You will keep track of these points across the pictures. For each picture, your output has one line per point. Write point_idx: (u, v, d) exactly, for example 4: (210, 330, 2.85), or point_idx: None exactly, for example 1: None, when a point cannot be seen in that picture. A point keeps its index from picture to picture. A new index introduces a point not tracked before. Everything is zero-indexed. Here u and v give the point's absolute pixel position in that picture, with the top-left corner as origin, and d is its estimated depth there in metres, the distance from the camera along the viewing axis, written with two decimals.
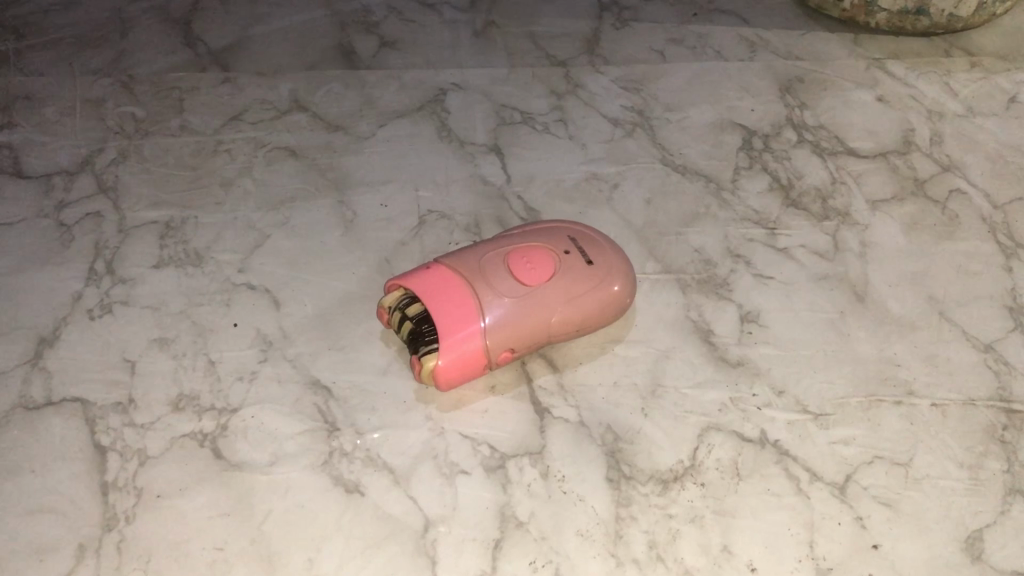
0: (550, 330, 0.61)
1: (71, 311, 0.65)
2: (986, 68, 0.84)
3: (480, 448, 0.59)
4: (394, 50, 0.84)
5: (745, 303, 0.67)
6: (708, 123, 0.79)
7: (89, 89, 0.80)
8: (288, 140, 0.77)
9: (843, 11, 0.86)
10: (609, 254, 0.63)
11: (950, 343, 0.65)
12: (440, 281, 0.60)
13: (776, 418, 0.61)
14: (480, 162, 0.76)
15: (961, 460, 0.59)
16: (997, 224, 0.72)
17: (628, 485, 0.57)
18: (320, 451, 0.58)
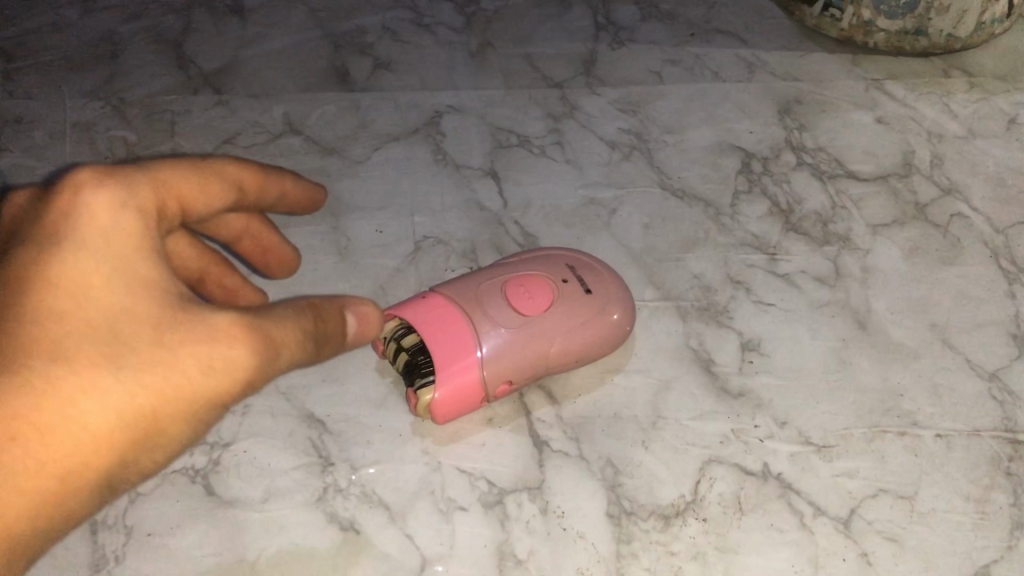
0: (548, 361, 0.60)
1: None
2: (985, 89, 0.83)
3: (478, 483, 0.58)
4: (389, 72, 0.84)
5: (746, 331, 0.66)
6: (707, 145, 0.78)
7: (79, 113, 0.79)
8: (281, 165, 0.76)
9: (841, 31, 0.85)
10: (609, 283, 0.62)
11: (953, 371, 0.64)
12: (437, 311, 0.59)
13: (779, 450, 0.60)
14: (476, 186, 0.75)
15: (967, 493, 0.58)
16: (1000, 249, 0.72)
17: (629, 521, 0.56)
18: (316, 488, 0.57)
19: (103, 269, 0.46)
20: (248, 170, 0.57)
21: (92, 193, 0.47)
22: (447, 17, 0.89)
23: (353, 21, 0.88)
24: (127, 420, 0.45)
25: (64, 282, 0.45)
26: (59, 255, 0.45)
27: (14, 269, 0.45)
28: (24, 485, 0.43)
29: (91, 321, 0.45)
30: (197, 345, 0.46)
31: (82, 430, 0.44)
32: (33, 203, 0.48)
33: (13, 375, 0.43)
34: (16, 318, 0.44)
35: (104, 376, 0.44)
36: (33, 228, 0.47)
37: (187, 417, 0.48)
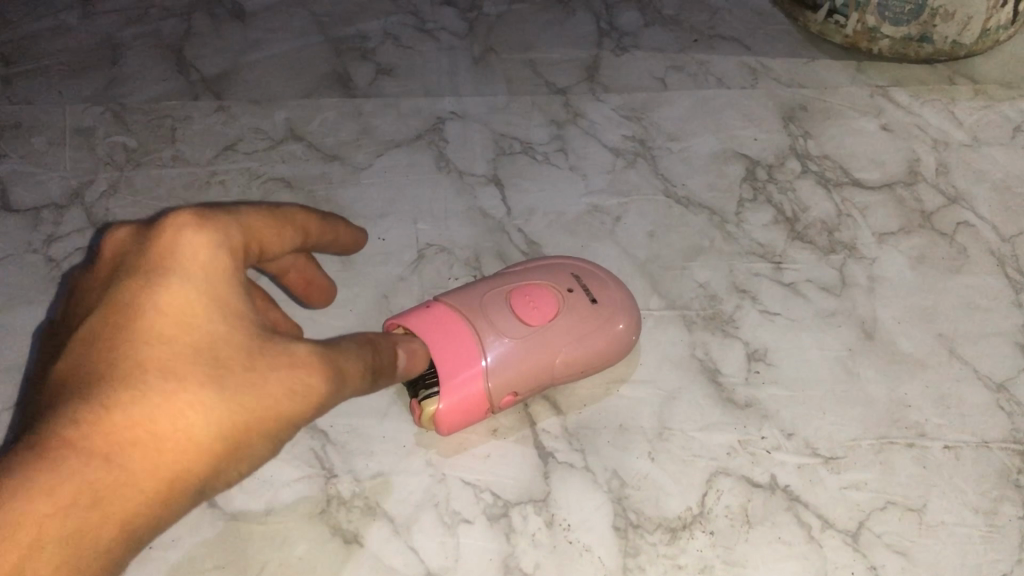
0: (554, 371, 0.59)
1: None
2: (990, 96, 0.83)
3: (483, 495, 0.57)
4: (390, 77, 0.83)
5: (752, 341, 0.65)
6: (711, 152, 0.78)
7: (78, 118, 0.78)
8: (282, 171, 0.75)
9: (846, 37, 0.85)
10: (614, 291, 0.62)
11: (960, 382, 0.63)
12: (442, 320, 0.58)
13: (785, 461, 0.59)
14: (479, 194, 0.74)
15: (976, 505, 0.58)
16: (1007, 258, 0.71)
17: (635, 534, 0.56)
18: (318, 500, 0.57)
19: (203, 299, 0.44)
20: (313, 215, 0.53)
21: (182, 227, 0.44)
22: (449, 22, 0.88)
23: (354, 26, 0.87)
24: (222, 441, 0.43)
25: (160, 311, 0.43)
26: (153, 286, 0.43)
27: (117, 299, 0.43)
28: (126, 503, 0.41)
29: (190, 344, 0.43)
30: (287, 370, 0.44)
31: (181, 450, 0.42)
32: (129, 238, 0.46)
33: (118, 393, 0.41)
34: (119, 342, 0.42)
35: (204, 396, 0.42)
36: (132, 262, 0.45)
37: (275, 440, 0.45)
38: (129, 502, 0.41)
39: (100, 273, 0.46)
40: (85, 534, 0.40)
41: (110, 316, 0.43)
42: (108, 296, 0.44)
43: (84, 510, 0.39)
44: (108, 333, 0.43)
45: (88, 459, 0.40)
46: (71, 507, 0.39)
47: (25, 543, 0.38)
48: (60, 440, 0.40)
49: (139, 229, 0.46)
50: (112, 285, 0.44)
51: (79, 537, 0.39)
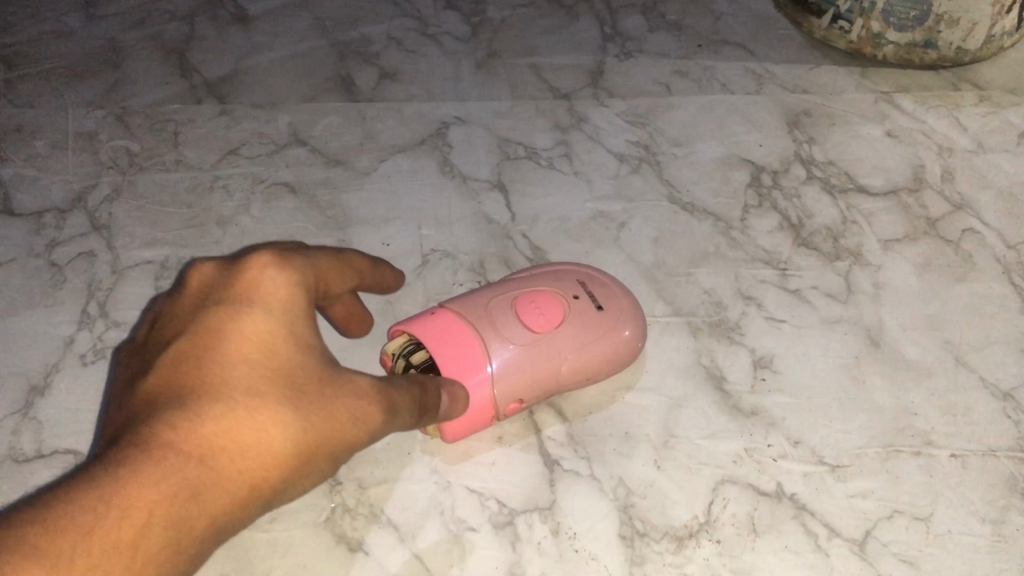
0: (559, 378, 0.59)
1: (63, 356, 0.64)
2: (995, 103, 0.83)
3: (488, 503, 0.57)
4: (394, 82, 0.83)
5: (757, 348, 0.65)
6: (716, 158, 0.78)
7: (81, 122, 0.78)
8: (286, 176, 0.75)
9: (850, 43, 0.85)
10: (619, 298, 0.61)
11: (966, 390, 0.63)
12: (448, 327, 0.58)
13: (792, 469, 0.59)
14: (483, 199, 0.74)
15: (983, 514, 0.58)
16: (1012, 265, 0.71)
17: (641, 543, 0.56)
18: (323, 507, 0.56)
19: (286, 326, 0.45)
20: (368, 257, 0.56)
21: (267, 262, 0.46)
22: (453, 26, 0.88)
23: (357, 30, 0.87)
24: (296, 459, 0.44)
25: (241, 339, 0.44)
26: (237, 315, 0.45)
27: (203, 321, 0.45)
28: (208, 509, 0.41)
29: (273, 367, 0.44)
30: (352, 400, 0.45)
31: (260, 462, 0.43)
32: (210, 269, 0.47)
33: (208, 404, 0.42)
34: (205, 363, 0.43)
35: (282, 417, 0.43)
36: (216, 289, 0.46)
37: (336, 464, 0.46)
38: (211, 508, 0.41)
39: (178, 299, 0.47)
40: (170, 535, 0.40)
41: (196, 337, 0.44)
42: (192, 320, 0.45)
43: (175, 511, 0.40)
44: (195, 352, 0.44)
45: (182, 463, 0.41)
46: (163, 507, 0.40)
47: (118, 538, 0.38)
48: (154, 443, 0.41)
49: (222, 261, 0.47)
50: (195, 310, 0.46)
51: (165, 539, 0.40)
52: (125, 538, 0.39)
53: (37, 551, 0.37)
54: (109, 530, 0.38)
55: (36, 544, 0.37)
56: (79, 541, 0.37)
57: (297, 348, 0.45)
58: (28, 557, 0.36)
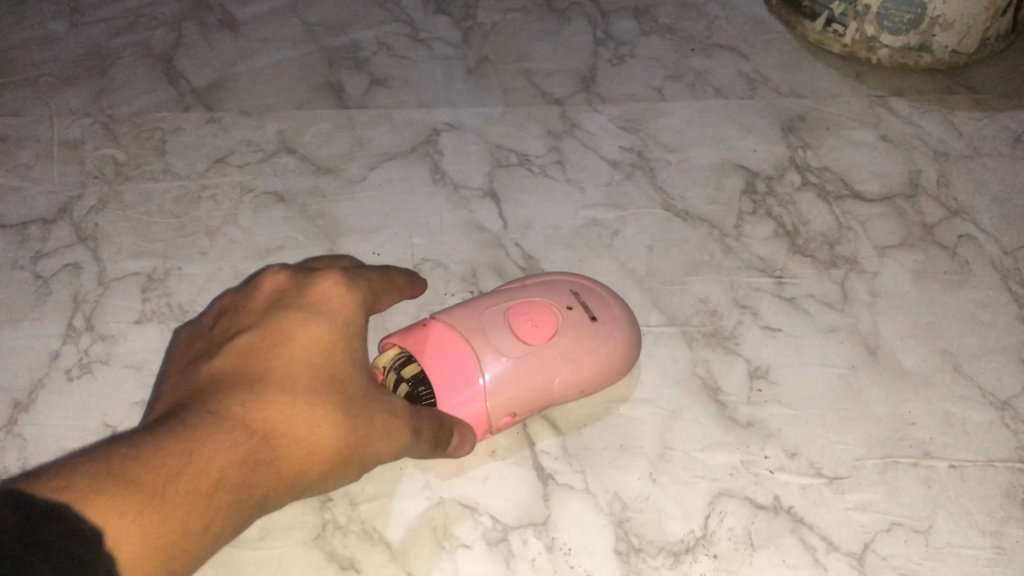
0: (553, 391, 0.58)
1: (48, 371, 0.63)
2: (990, 106, 0.82)
3: (481, 518, 0.56)
4: (385, 88, 0.82)
5: (753, 358, 0.64)
6: (710, 164, 0.77)
7: (67, 131, 0.77)
8: (275, 185, 0.74)
9: (844, 46, 0.84)
10: (613, 310, 0.60)
11: (964, 400, 0.63)
12: (439, 340, 0.57)
13: (789, 481, 0.58)
14: (475, 207, 0.73)
15: (982, 527, 0.57)
16: (1009, 272, 0.70)
17: (637, 558, 0.55)
18: (314, 524, 0.56)
19: (342, 337, 0.52)
20: (404, 274, 0.63)
21: (335, 282, 0.54)
22: (444, 31, 0.87)
23: (347, 35, 0.86)
24: (335, 456, 0.50)
25: (306, 341, 0.51)
26: (305, 321, 0.51)
27: (270, 323, 0.51)
28: (263, 481, 0.47)
29: (329, 371, 0.50)
30: (389, 411, 0.51)
31: (309, 451, 0.49)
32: (280, 281, 0.54)
33: (273, 393, 0.49)
34: (272, 358, 0.50)
35: (330, 415, 0.49)
36: (284, 297, 0.53)
37: (363, 467, 0.52)
38: (263, 481, 0.48)
39: (249, 302, 0.54)
40: (233, 493, 0.46)
41: (263, 334, 0.51)
42: (259, 321, 0.52)
43: (241, 474, 0.46)
44: (264, 347, 0.50)
45: (247, 438, 0.47)
46: (232, 469, 0.46)
47: (197, 486, 0.44)
48: (228, 417, 0.47)
49: (296, 274, 0.54)
50: (263, 313, 0.52)
51: (230, 496, 0.46)
52: (202, 487, 0.44)
53: (134, 479, 0.42)
54: (190, 477, 0.44)
55: (134, 474, 0.42)
56: (169, 480, 0.43)
57: (351, 357, 0.51)
58: (126, 482, 0.42)
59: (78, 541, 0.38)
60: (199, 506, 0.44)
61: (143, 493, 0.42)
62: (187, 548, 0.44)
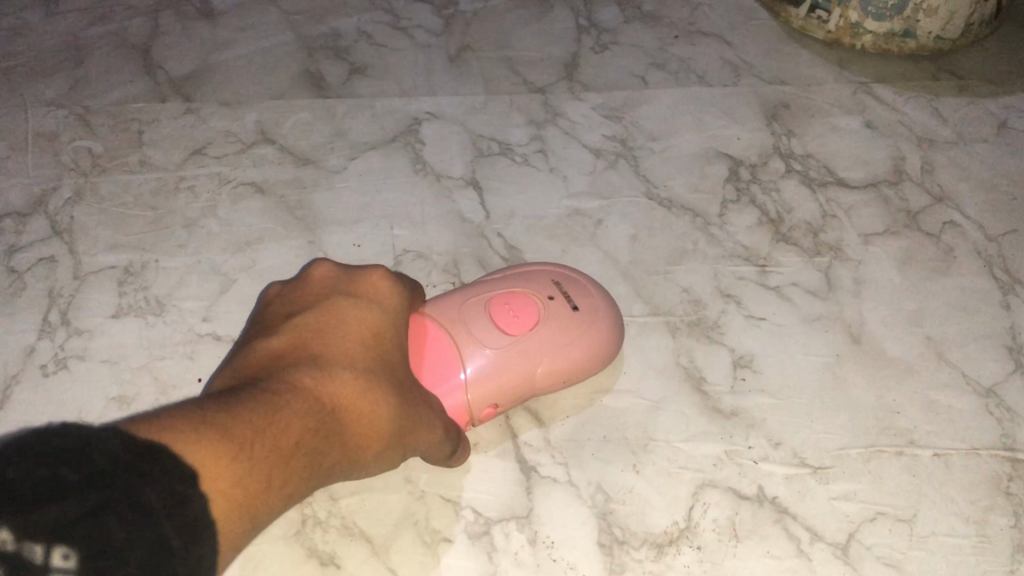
0: (535, 382, 0.57)
1: (23, 366, 0.62)
2: (974, 92, 0.81)
3: (464, 512, 0.56)
4: (364, 77, 0.81)
5: (737, 348, 0.64)
6: (693, 152, 0.76)
7: (42, 122, 0.76)
8: (254, 176, 0.73)
9: (828, 33, 0.84)
10: (595, 299, 0.59)
11: (948, 388, 0.62)
12: (419, 332, 0.56)
13: (773, 472, 0.58)
14: (456, 197, 0.72)
15: (967, 515, 0.57)
16: (993, 259, 0.70)
17: (621, 551, 0.55)
18: (293, 520, 0.55)
19: (393, 329, 0.51)
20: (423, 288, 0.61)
21: (382, 274, 0.53)
22: (425, 19, 0.86)
23: (327, 24, 0.85)
24: (389, 441, 0.48)
25: (362, 327, 0.50)
26: (358, 309, 0.51)
27: (324, 312, 0.50)
28: (330, 454, 0.45)
29: (385, 357, 0.49)
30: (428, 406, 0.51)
31: (369, 432, 0.47)
32: (328, 272, 0.54)
33: (338, 368, 0.47)
34: (331, 339, 0.48)
35: (389, 399, 0.48)
36: (335, 291, 0.52)
37: (400, 458, 0.50)
38: (328, 454, 0.45)
39: (298, 294, 0.53)
40: (309, 459, 0.43)
41: (318, 320, 0.50)
42: (313, 308, 0.51)
43: (316, 439, 0.44)
44: (321, 330, 0.49)
45: (322, 407, 0.45)
46: (311, 435, 0.43)
47: (279, 444, 0.41)
48: (302, 385, 0.45)
49: (343, 270, 0.54)
50: (315, 305, 0.51)
51: (304, 462, 0.43)
52: (285, 445, 0.42)
53: (228, 427, 0.39)
54: (278, 434, 0.41)
55: (229, 421, 0.40)
56: (258, 435, 0.40)
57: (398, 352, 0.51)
58: (220, 430, 0.39)
59: (180, 483, 0.35)
60: (281, 466, 0.41)
61: (238, 439, 0.39)
62: (268, 507, 0.41)
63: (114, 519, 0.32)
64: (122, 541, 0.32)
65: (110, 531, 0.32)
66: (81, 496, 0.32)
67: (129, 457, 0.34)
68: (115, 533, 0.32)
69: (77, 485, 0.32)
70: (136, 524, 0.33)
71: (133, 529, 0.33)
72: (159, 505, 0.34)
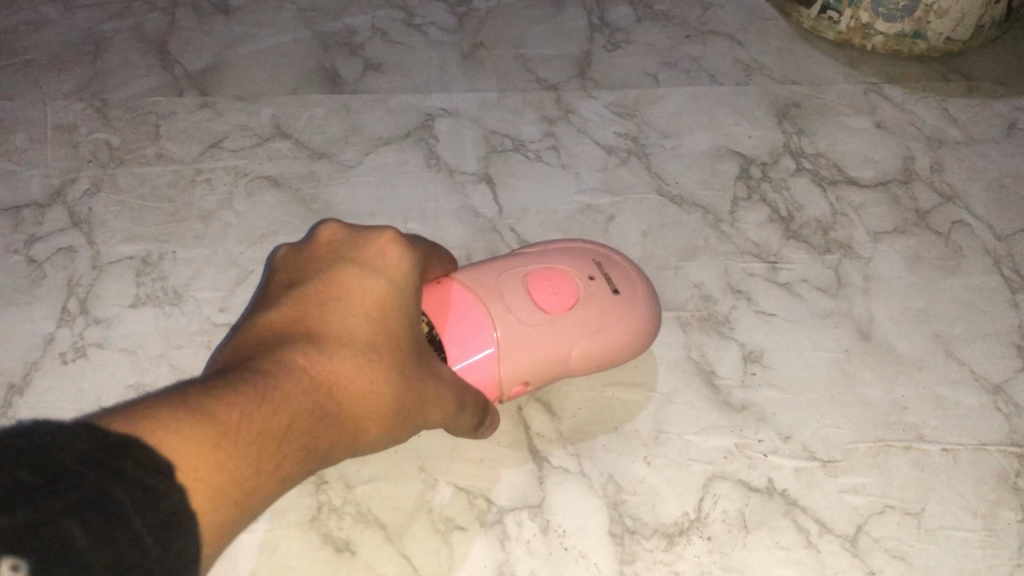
0: (567, 364, 0.57)
1: (42, 354, 0.63)
2: (984, 93, 0.82)
3: (477, 501, 0.56)
4: (379, 73, 0.82)
5: (748, 343, 0.64)
6: (704, 150, 0.77)
7: (61, 115, 0.77)
8: (270, 169, 0.74)
9: (839, 33, 0.84)
10: (635, 284, 0.60)
11: (957, 384, 0.63)
12: (457, 300, 0.55)
13: (783, 465, 0.59)
14: (470, 192, 0.73)
15: (974, 509, 0.57)
16: (1002, 258, 0.71)
17: (632, 540, 0.55)
18: (309, 507, 0.56)
19: (402, 296, 0.50)
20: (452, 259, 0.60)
21: (392, 237, 0.51)
22: (438, 17, 0.87)
23: (342, 20, 0.86)
24: (395, 417, 0.49)
25: (366, 298, 0.49)
26: (362, 278, 0.49)
27: (329, 279, 0.49)
28: (327, 433, 0.45)
29: (391, 329, 0.48)
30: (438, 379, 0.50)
31: (371, 410, 0.47)
32: (334, 233, 0.52)
33: (335, 347, 0.47)
34: (331, 312, 0.48)
35: (391, 374, 0.48)
36: (339, 254, 0.50)
37: (412, 431, 0.51)
38: (324, 435, 0.45)
39: (303, 258, 0.52)
40: (302, 441, 0.44)
41: (321, 289, 0.49)
42: (316, 275, 0.50)
43: (309, 422, 0.44)
44: (322, 300, 0.48)
45: (314, 389, 0.45)
46: (301, 418, 0.44)
47: (265, 428, 0.42)
48: (294, 366, 0.45)
49: (351, 228, 0.52)
50: (319, 270, 0.50)
51: (300, 443, 0.44)
52: (271, 431, 0.42)
53: (207, 413, 0.39)
54: (263, 420, 0.42)
55: (209, 410, 0.40)
56: (241, 420, 0.41)
57: (407, 322, 0.49)
58: (200, 417, 0.39)
59: (151, 477, 0.34)
60: (270, 451, 0.42)
61: (217, 429, 0.39)
62: (257, 492, 0.41)
63: (76, 522, 0.31)
64: (85, 544, 0.31)
65: (70, 534, 0.31)
66: (39, 500, 0.31)
67: (98, 455, 0.33)
68: (75, 538, 0.31)
69: (36, 487, 0.31)
70: (100, 527, 0.32)
71: (96, 530, 0.31)
72: (129, 504, 0.33)
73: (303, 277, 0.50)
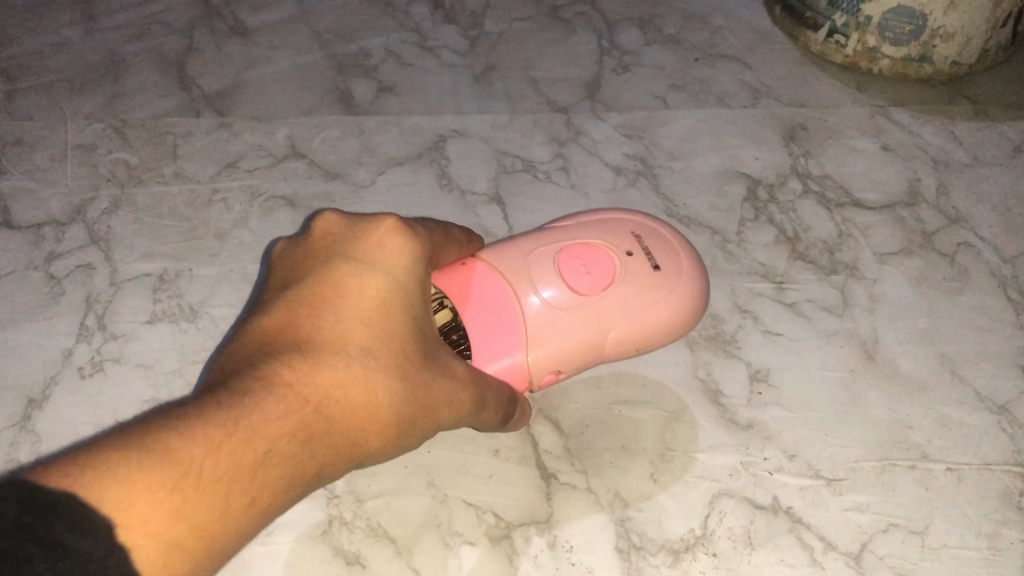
0: (604, 346, 0.59)
1: (60, 369, 0.64)
2: (990, 116, 0.83)
3: (485, 516, 0.57)
4: (392, 95, 0.83)
5: (754, 362, 0.65)
6: (712, 172, 0.78)
7: (81, 135, 0.78)
8: (284, 189, 0.75)
9: (846, 57, 0.85)
10: (676, 258, 0.61)
11: (962, 405, 0.63)
12: (485, 285, 0.57)
13: (787, 483, 0.59)
14: (481, 212, 0.74)
15: (978, 529, 0.58)
16: (1007, 279, 0.71)
17: (638, 556, 0.56)
18: (320, 520, 0.57)
19: (401, 293, 0.49)
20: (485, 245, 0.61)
21: (391, 230, 0.50)
22: (451, 39, 0.88)
23: (356, 43, 0.87)
24: (396, 425, 0.48)
25: (362, 298, 0.48)
26: (358, 276, 0.48)
27: (320, 280, 0.48)
28: (318, 450, 0.45)
29: (387, 332, 0.48)
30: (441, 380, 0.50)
31: (369, 419, 0.47)
32: (332, 224, 0.51)
33: (327, 355, 0.46)
34: (326, 315, 0.47)
35: (387, 381, 0.47)
36: (336, 250, 0.49)
37: (419, 434, 0.50)
38: (312, 454, 0.45)
39: (301, 250, 0.51)
40: (286, 465, 0.43)
41: (315, 291, 0.48)
42: (311, 273, 0.49)
43: (293, 445, 0.43)
44: (316, 301, 0.47)
45: (301, 407, 0.44)
46: (283, 443, 0.43)
47: (241, 459, 0.41)
48: (279, 382, 0.44)
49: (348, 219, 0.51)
50: (314, 266, 0.49)
51: (283, 466, 0.43)
52: (248, 461, 0.41)
53: (170, 455, 0.38)
54: (238, 451, 0.41)
55: (171, 449, 0.39)
56: (209, 457, 0.40)
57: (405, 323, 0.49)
58: (161, 460, 0.38)
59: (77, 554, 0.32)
60: (246, 482, 0.41)
61: (177, 474, 0.38)
62: (230, 529, 0.41)
63: None
64: None
65: None
66: None
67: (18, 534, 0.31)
68: None
69: None
70: None
71: None
72: None
73: (302, 271, 0.49)
